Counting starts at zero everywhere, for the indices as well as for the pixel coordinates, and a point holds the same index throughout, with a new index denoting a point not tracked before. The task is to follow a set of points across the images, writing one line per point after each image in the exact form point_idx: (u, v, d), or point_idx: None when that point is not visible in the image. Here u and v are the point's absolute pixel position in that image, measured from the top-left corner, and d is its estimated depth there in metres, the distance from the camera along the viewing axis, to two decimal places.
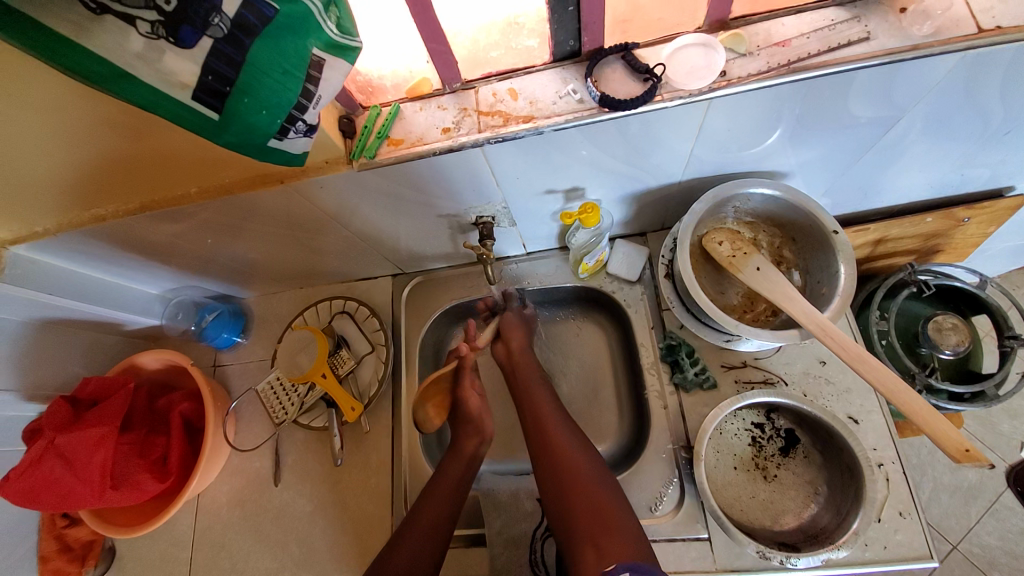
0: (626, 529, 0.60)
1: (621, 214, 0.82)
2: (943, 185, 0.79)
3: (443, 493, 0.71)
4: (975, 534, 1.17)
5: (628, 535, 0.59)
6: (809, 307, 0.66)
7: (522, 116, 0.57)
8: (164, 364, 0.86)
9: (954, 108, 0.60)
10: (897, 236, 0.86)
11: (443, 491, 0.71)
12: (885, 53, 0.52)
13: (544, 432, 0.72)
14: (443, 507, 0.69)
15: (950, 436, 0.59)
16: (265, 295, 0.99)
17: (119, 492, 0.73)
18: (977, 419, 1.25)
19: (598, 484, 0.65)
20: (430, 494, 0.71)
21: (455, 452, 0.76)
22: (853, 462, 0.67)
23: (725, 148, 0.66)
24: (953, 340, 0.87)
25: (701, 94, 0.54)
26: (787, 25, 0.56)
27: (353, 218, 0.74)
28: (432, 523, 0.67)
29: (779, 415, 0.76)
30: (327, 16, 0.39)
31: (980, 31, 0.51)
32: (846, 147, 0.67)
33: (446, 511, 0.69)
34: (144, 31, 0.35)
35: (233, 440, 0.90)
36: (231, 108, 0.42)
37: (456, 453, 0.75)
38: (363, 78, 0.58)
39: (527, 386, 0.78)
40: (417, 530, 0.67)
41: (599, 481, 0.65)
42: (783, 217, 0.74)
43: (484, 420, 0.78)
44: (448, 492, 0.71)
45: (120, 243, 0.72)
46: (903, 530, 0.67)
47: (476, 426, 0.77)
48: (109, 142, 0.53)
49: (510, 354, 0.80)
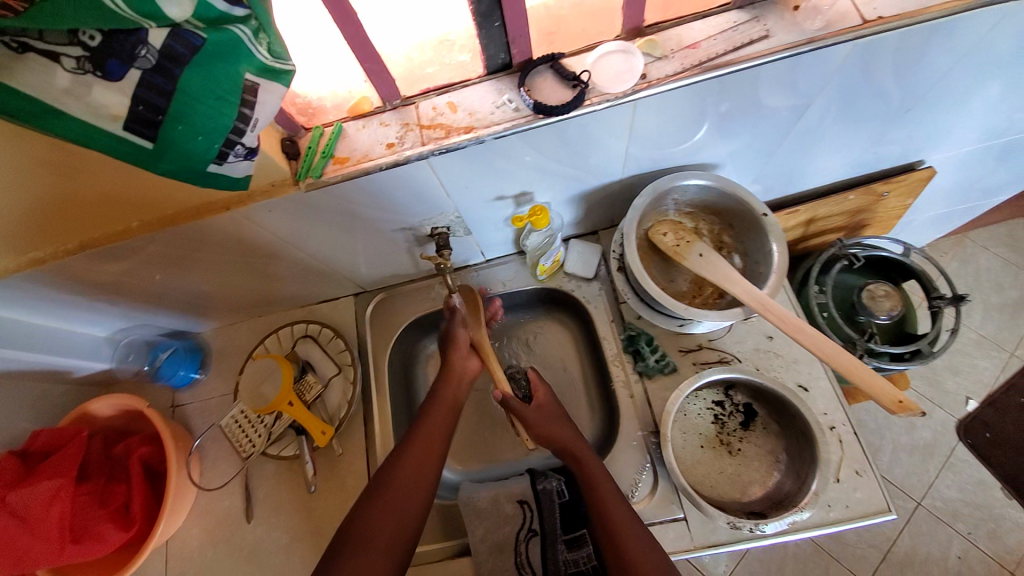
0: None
1: (572, 215, 0.85)
2: (860, 163, 0.86)
3: (406, 490, 0.66)
4: (936, 489, 1.25)
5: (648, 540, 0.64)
6: (749, 286, 0.70)
7: (462, 128, 0.59)
8: (120, 409, 0.83)
9: (856, 91, 0.66)
10: (825, 215, 0.93)
11: (401, 487, 0.66)
12: (785, 48, 0.57)
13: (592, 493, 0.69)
14: (405, 510, 0.65)
15: (887, 389, 0.65)
16: (224, 327, 0.97)
17: (81, 547, 0.69)
18: (925, 379, 1.34)
19: (643, 542, 0.63)
20: (387, 499, 0.65)
21: (413, 435, 0.71)
22: (806, 428, 0.71)
23: (658, 145, 0.70)
24: (887, 305, 0.94)
25: (625, 96, 0.58)
26: (695, 29, 0.61)
27: (306, 241, 0.74)
28: (394, 527, 0.63)
29: (737, 391, 0.80)
30: (257, 42, 0.40)
31: (865, 22, 0.58)
32: (770, 136, 0.73)
33: (414, 516, 0.65)
34: (70, 67, 0.36)
35: (199, 481, 0.86)
36: (165, 136, 0.42)
37: (426, 430, 0.72)
38: (303, 100, 0.60)
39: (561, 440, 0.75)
40: (378, 538, 0.62)
41: (641, 537, 0.64)
42: (719, 205, 0.80)
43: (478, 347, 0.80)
44: (412, 485, 0.66)
45: (63, 285, 0.69)
46: (861, 488, 0.72)
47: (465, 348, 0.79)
48: (44, 182, 0.53)
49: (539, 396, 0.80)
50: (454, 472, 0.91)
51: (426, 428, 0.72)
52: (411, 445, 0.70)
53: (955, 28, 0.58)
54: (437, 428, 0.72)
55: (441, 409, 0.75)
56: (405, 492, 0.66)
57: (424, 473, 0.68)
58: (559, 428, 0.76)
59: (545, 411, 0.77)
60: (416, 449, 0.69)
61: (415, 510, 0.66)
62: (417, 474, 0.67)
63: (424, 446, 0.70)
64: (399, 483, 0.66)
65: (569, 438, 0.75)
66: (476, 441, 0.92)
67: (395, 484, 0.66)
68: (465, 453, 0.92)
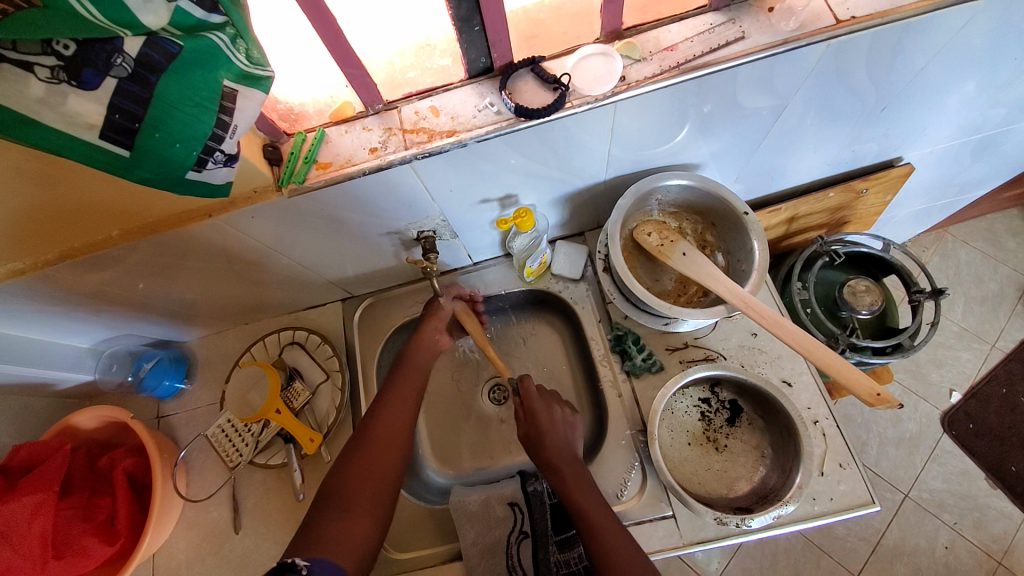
0: (632, 550, 0.64)
1: (557, 217, 0.86)
2: (839, 161, 0.88)
3: (381, 454, 0.66)
4: (923, 480, 1.27)
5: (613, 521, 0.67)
6: (731, 284, 0.71)
7: (445, 131, 0.60)
8: (103, 421, 0.81)
9: (832, 90, 0.68)
10: (806, 213, 0.95)
11: (374, 452, 0.66)
12: (760, 49, 0.59)
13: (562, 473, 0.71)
14: (384, 474, 0.64)
15: (864, 383, 0.66)
16: (210, 336, 0.96)
17: (64, 562, 0.68)
18: (910, 372, 1.37)
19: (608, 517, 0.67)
20: (363, 463, 0.64)
21: (384, 401, 0.71)
22: (789, 422, 0.72)
23: (640, 146, 0.71)
24: (868, 300, 0.96)
25: (605, 98, 0.59)
26: (673, 32, 0.62)
27: (292, 248, 0.74)
28: (372, 489, 0.63)
29: (722, 388, 0.81)
30: (235, 49, 0.40)
31: (838, 22, 0.59)
32: (749, 136, 0.74)
33: (392, 483, 0.65)
34: (44, 76, 0.35)
35: (186, 492, 0.85)
36: (141, 145, 0.42)
37: (397, 395, 0.71)
38: (284, 106, 0.59)
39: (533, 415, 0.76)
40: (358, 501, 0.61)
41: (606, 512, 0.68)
42: (701, 205, 0.81)
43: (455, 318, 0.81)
44: (386, 453, 0.66)
45: (42, 296, 0.68)
46: (845, 480, 0.73)
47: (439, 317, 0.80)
48: (20, 191, 0.52)
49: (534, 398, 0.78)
50: (444, 476, 0.91)
51: (396, 393, 0.72)
52: (383, 410, 0.69)
53: (928, 26, 0.60)
54: (406, 393, 0.72)
55: (411, 374, 0.74)
56: (381, 455, 0.66)
57: (398, 439, 0.68)
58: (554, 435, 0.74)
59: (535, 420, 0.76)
60: (388, 416, 0.69)
61: (393, 476, 0.65)
62: (392, 440, 0.67)
63: (397, 413, 0.69)
64: (373, 449, 0.66)
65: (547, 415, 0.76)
66: (465, 444, 0.93)
67: (371, 450, 0.66)
68: (455, 457, 0.92)
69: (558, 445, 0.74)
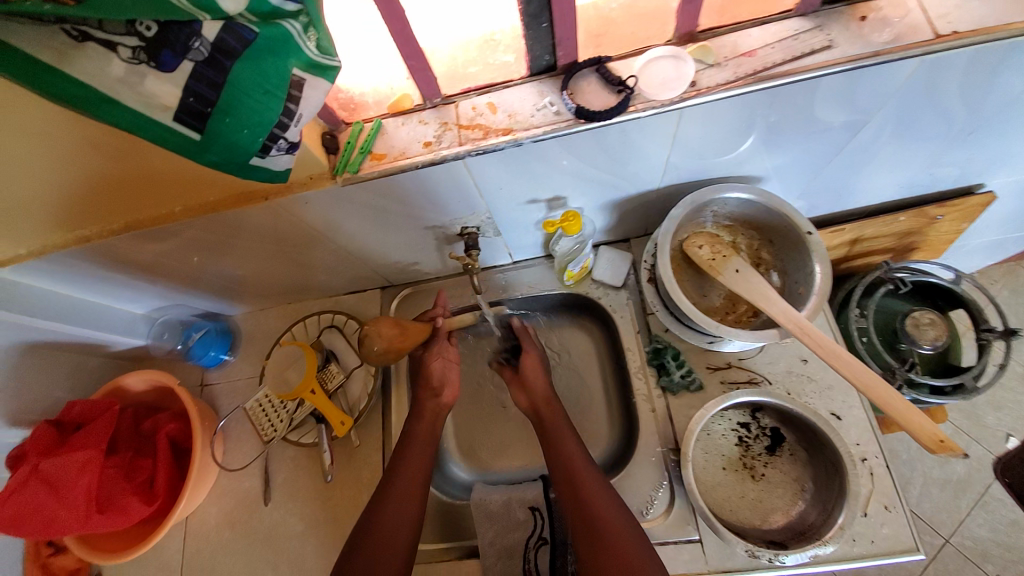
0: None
1: (604, 222, 0.83)
2: (914, 184, 0.81)
3: (385, 542, 0.65)
4: (966, 526, 1.19)
5: (626, 521, 0.63)
6: (785, 306, 0.67)
7: (501, 129, 0.59)
8: (151, 384, 0.85)
9: (919, 110, 0.63)
10: (872, 235, 0.89)
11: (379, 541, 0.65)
12: (848, 60, 0.54)
13: (585, 512, 0.64)
14: (404, 508, 0.67)
15: (926, 427, 0.60)
16: (254, 311, 0.99)
17: (106, 517, 0.72)
18: (964, 413, 1.28)
19: (645, 558, 0.60)
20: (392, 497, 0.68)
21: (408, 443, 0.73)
22: (837, 459, 0.68)
23: (701, 155, 0.68)
24: (931, 334, 0.89)
25: (672, 103, 0.56)
26: (753, 36, 0.58)
27: (339, 233, 0.74)
28: (395, 527, 0.66)
29: (764, 414, 0.78)
30: (306, 37, 0.40)
31: (937, 36, 0.54)
32: (819, 152, 0.70)
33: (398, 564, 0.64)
34: (126, 57, 0.36)
35: (222, 460, 0.89)
36: (213, 129, 0.42)
37: (414, 454, 0.72)
38: (345, 95, 0.60)
39: (559, 445, 0.71)
40: (381, 538, 0.65)
41: (629, 531, 0.62)
42: (759, 219, 0.77)
43: (445, 386, 0.77)
44: (388, 538, 0.65)
45: (106, 263, 0.72)
46: (890, 524, 0.69)
47: (433, 389, 0.76)
48: (93, 163, 0.54)
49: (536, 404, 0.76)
50: (466, 471, 0.90)
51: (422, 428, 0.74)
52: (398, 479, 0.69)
53: None
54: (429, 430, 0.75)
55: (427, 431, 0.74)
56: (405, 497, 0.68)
57: (403, 529, 0.66)
58: (561, 431, 0.72)
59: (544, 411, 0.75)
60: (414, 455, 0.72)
61: (397, 566, 0.64)
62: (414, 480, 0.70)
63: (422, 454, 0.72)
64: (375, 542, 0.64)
65: (570, 452, 0.70)
66: (491, 443, 0.91)
67: (376, 541, 0.64)
68: (478, 454, 0.91)
69: (590, 491, 0.65)
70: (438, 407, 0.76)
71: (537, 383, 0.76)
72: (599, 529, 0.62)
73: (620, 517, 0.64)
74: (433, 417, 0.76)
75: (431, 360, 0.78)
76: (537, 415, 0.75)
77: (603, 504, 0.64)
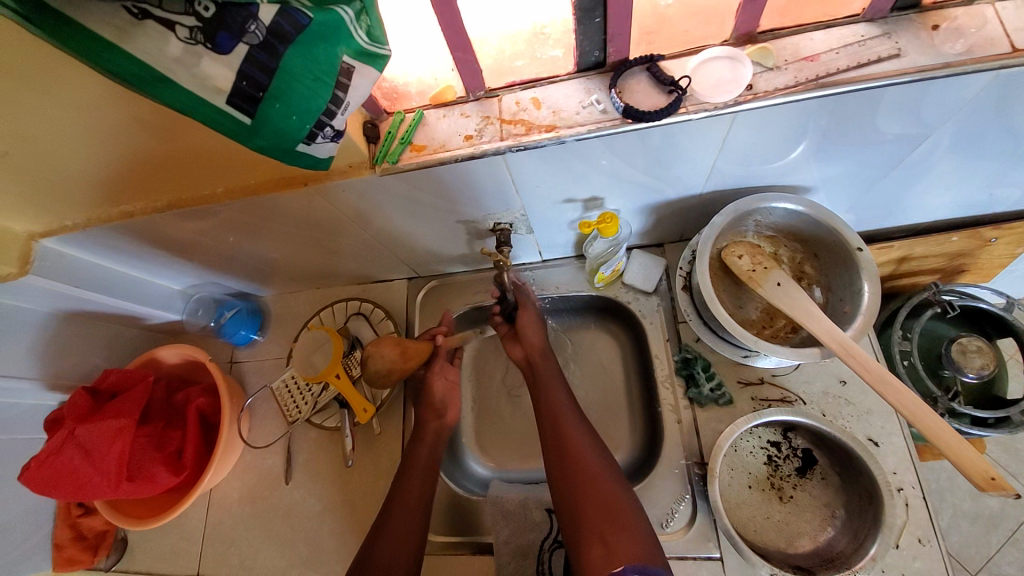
0: (638, 530, 0.57)
1: (639, 225, 0.81)
2: (970, 204, 0.77)
3: (396, 547, 0.66)
4: (995, 564, 1.13)
5: (616, 484, 0.62)
6: (827, 323, 0.64)
7: (544, 125, 0.57)
8: (183, 358, 0.87)
9: (984, 127, 0.59)
10: (922, 255, 0.84)
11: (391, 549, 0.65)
12: (917, 70, 0.51)
13: (566, 452, 0.65)
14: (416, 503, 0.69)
15: (976, 463, 0.57)
16: (283, 294, 1.01)
17: (134, 484, 0.74)
18: (1000, 445, 1.21)
19: (623, 494, 0.61)
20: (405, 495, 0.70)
21: (418, 440, 0.75)
22: (873, 488, 0.65)
23: (747, 162, 0.65)
24: (978, 362, 0.85)
25: (726, 107, 0.54)
26: (816, 40, 0.56)
27: (373, 222, 0.74)
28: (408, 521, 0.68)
29: (797, 434, 0.75)
30: (358, 25, 0.40)
31: (1014, 50, 0.50)
32: (873, 165, 0.66)
33: (406, 566, 0.65)
34: (183, 36, 0.36)
35: (247, 436, 0.91)
36: (263, 113, 0.42)
37: (425, 451, 0.74)
38: (389, 85, 0.60)
39: (545, 390, 0.72)
40: (396, 528, 0.67)
41: (618, 492, 0.61)
42: (804, 232, 0.73)
43: (447, 407, 0.78)
44: (399, 543, 0.66)
45: (147, 239, 0.74)
46: (922, 558, 0.65)
47: (437, 410, 0.77)
48: (143, 141, 0.55)
49: (529, 354, 0.77)
50: (482, 467, 0.90)
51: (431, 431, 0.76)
52: (413, 480, 0.71)
53: None
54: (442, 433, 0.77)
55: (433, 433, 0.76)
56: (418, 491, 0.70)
57: (414, 518, 0.68)
58: (553, 390, 0.72)
59: (537, 364, 0.75)
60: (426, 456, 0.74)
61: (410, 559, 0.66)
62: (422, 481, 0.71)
63: (432, 452, 0.74)
64: (387, 545, 0.66)
65: (555, 396, 0.71)
66: (509, 440, 0.91)
67: (389, 541, 0.66)
68: (496, 451, 0.90)
69: (572, 432, 0.67)
70: (440, 428, 0.76)
71: (532, 334, 0.77)
72: (580, 469, 0.63)
73: (611, 478, 0.62)
74: (433, 441, 0.76)
75: (434, 379, 0.80)
76: (530, 364, 0.76)
77: (585, 446, 0.65)
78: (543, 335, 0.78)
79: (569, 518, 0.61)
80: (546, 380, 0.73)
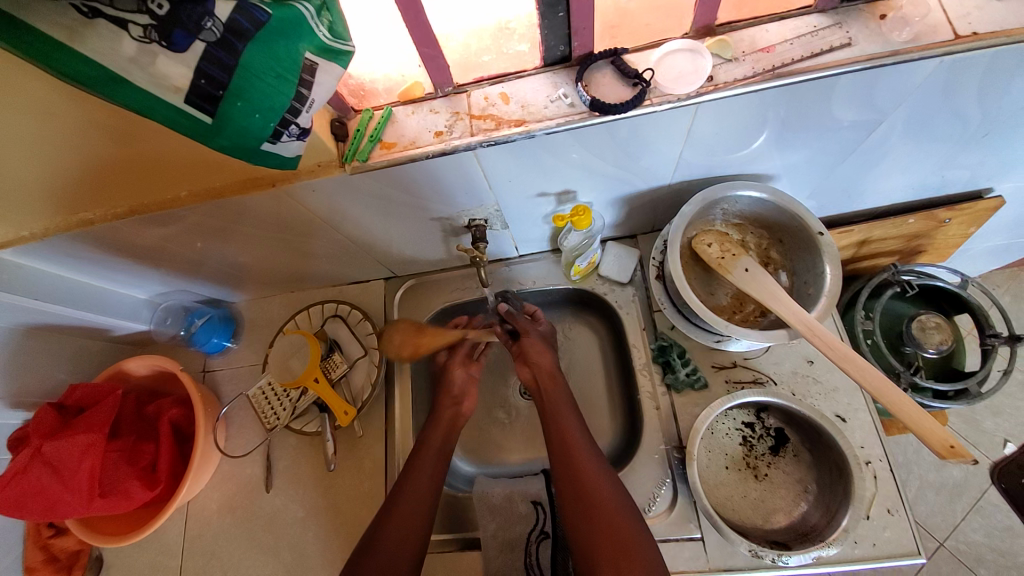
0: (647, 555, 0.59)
1: (612, 217, 0.83)
2: (924, 186, 0.81)
3: (398, 543, 0.64)
4: (961, 530, 1.19)
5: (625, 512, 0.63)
6: (795, 307, 0.67)
7: (514, 120, 0.58)
8: (153, 369, 0.85)
9: (933, 110, 0.61)
10: (880, 237, 0.88)
11: (388, 556, 0.63)
12: (868, 58, 0.54)
13: (577, 478, 0.66)
14: (422, 497, 0.68)
15: (936, 432, 0.60)
16: (256, 299, 0.99)
17: (108, 500, 0.72)
18: (962, 418, 1.27)
19: (634, 524, 0.62)
20: (413, 487, 0.69)
21: (432, 425, 0.76)
22: (842, 461, 0.68)
23: (713, 151, 0.67)
24: (937, 338, 0.89)
25: (689, 98, 0.55)
26: (771, 31, 0.58)
27: (344, 222, 0.74)
28: (413, 518, 0.66)
29: (769, 414, 0.77)
30: (320, 21, 0.39)
31: (956, 37, 0.53)
32: (833, 151, 0.69)
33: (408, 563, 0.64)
34: (137, 35, 0.36)
35: (223, 446, 0.89)
36: (224, 112, 0.42)
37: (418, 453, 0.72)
38: (355, 82, 0.59)
39: (554, 413, 0.72)
40: (402, 522, 0.66)
41: (627, 519, 0.62)
42: (769, 218, 0.76)
43: (466, 395, 0.79)
44: (400, 552, 0.64)
45: (110, 247, 0.71)
46: (892, 527, 0.69)
47: (455, 397, 0.78)
48: (100, 145, 0.53)
49: (538, 378, 0.76)
50: (468, 464, 0.90)
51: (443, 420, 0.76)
52: (411, 477, 0.70)
53: None
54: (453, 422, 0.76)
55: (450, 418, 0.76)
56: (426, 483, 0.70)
57: (417, 519, 0.67)
58: (563, 414, 0.72)
59: (546, 389, 0.75)
60: (431, 448, 0.73)
61: (410, 557, 0.64)
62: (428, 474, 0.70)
63: (445, 434, 0.75)
64: (389, 540, 0.64)
65: (564, 421, 0.71)
66: (494, 436, 0.91)
67: (389, 539, 0.64)
68: (480, 446, 0.91)
69: (581, 456, 0.67)
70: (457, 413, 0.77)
71: (540, 357, 0.77)
72: (590, 496, 0.64)
73: (621, 505, 0.63)
74: (449, 424, 0.76)
75: (454, 367, 0.81)
76: (538, 387, 0.76)
77: (594, 471, 0.66)
78: (550, 356, 0.78)
79: (581, 550, 0.62)
80: (556, 392, 0.74)
